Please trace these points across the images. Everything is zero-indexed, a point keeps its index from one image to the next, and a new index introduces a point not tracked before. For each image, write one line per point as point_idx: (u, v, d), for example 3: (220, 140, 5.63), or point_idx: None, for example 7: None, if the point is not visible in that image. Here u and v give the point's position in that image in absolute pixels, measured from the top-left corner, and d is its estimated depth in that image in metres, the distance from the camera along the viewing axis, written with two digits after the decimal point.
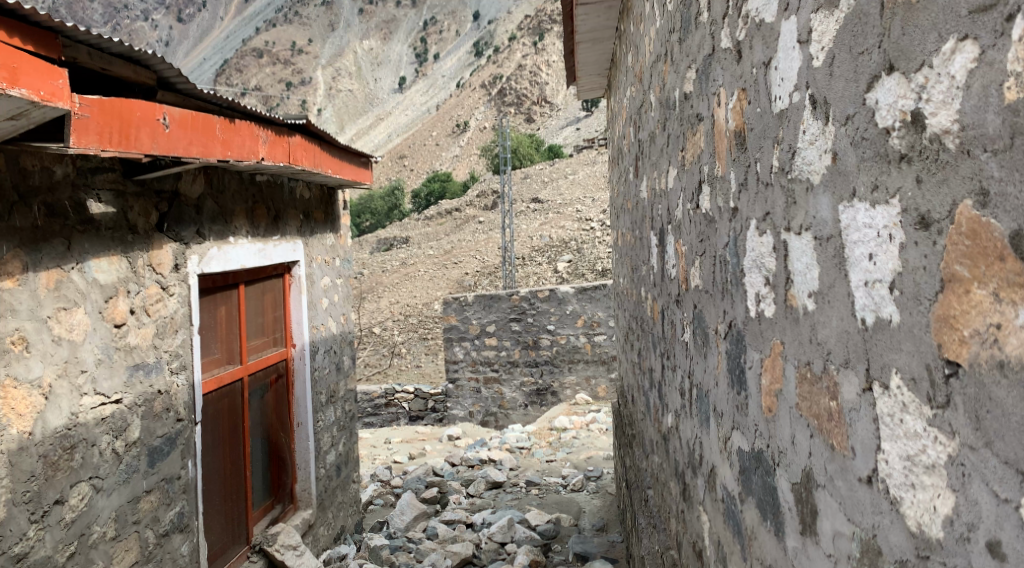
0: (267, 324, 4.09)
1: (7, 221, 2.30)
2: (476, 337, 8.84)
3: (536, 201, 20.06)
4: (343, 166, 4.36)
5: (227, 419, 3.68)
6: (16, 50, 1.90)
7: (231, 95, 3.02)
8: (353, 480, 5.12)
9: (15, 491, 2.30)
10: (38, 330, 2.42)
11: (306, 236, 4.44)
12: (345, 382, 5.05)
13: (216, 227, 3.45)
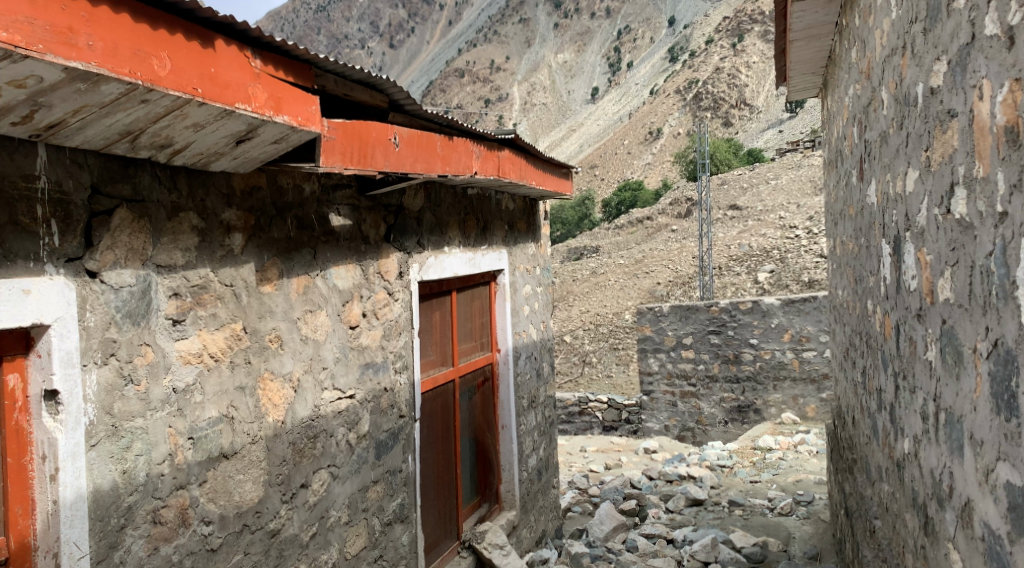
0: (475, 329, 4.27)
1: (266, 232, 2.57)
2: (671, 349, 8.67)
3: (734, 208, 19.37)
4: (546, 178, 4.46)
5: (441, 418, 3.88)
6: (280, 82, 2.11)
7: (450, 113, 3.18)
8: (553, 486, 5.19)
9: (272, 473, 2.55)
10: (289, 329, 2.67)
11: (510, 245, 4.58)
12: (545, 388, 5.15)
13: (433, 237, 3.65)
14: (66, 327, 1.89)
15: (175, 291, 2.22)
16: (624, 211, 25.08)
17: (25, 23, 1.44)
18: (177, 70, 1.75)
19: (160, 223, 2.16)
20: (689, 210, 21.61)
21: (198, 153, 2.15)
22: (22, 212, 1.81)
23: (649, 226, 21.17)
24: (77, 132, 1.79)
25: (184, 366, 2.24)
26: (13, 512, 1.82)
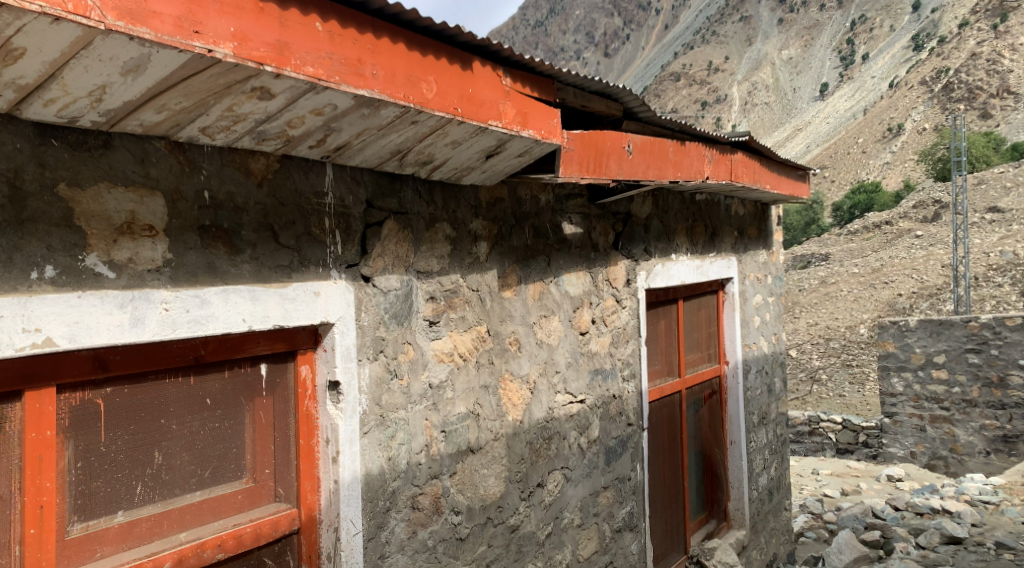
0: (702, 339, 4.19)
1: (507, 241, 2.71)
2: (919, 368, 7.99)
3: (995, 211, 17.28)
4: (782, 181, 4.25)
5: (667, 428, 3.84)
6: (527, 97, 2.20)
7: (683, 118, 3.15)
8: (785, 508, 4.93)
9: (511, 470, 2.68)
10: (527, 333, 2.79)
11: (740, 253, 4.44)
12: (777, 404, 4.91)
13: (661, 245, 3.63)
14: (346, 325, 2.10)
15: (431, 295, 2.40)
16: (861, 216, 23.29)
17: (326, 58, 1.57)
18: (441, 92, 1.88)
19: (419, 232, 2.35)
20: (939, 214, 19.62)
21: (453, 168, 2.31)
22: (314, 224, 2.02)
23: (893, 233, 19.48)
24: (357, 151, 2.00)
25: (437, 364, 2.41)
26: (303, 488, 2.06)
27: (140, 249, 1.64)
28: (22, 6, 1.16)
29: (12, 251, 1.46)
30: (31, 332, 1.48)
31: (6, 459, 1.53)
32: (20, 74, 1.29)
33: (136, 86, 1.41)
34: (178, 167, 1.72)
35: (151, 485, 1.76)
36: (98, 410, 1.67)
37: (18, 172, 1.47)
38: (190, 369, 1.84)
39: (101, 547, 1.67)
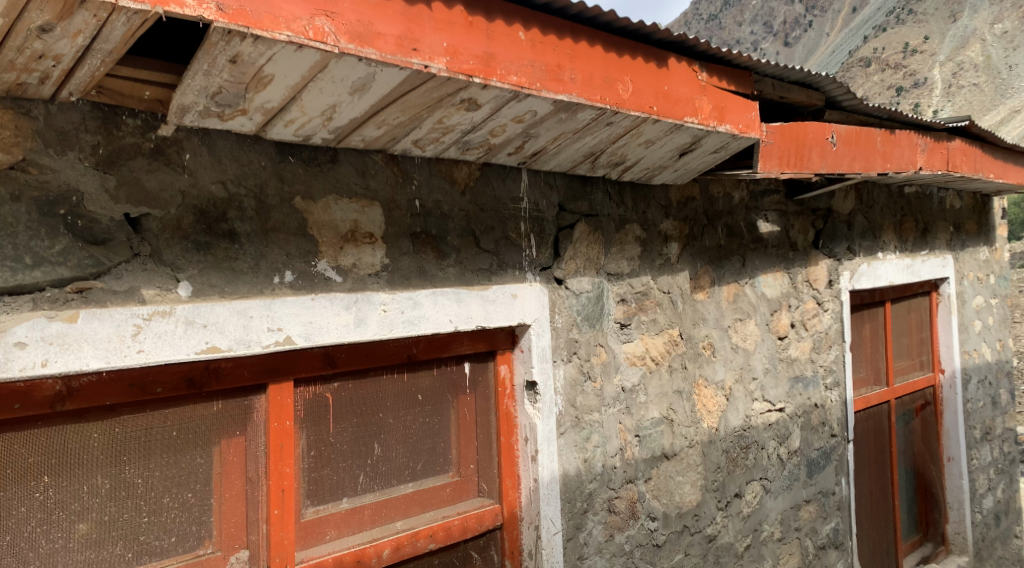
0: (912, 345, 3.87)
1: (700, 241, 2.66)
2: None
3: None
4: (1008, 169, 3.83)
5: (875, 441, 3.57)
6: (724, 91, 2.12)
7: (893, 105, 2.92)
8: (1015, 535, 4.43)
9: (708, 479, 2.60)
10: (721, 337, 2.71)
11: (958, 250, 4.05)
12: (1003, 419, 4.43)
13: (867, 242, 3.39)
14: (542, 327, 2.14)
15: (623, 297, 2.39)
16: None
17: (528, 65, 1.62)
18: (638, 92, 1.86)
19: (611, 234, 2.36)
20: None
21: (645, 168, 2.30)
22: (511, 228, 2.09)
23: None
24: (553, 155, 2.04)
25: (630, 367, 2.40)
26: (505, 484, 2.12)
27: (362, 255, 1.77)
28: (273, 36, 1.27)
29: (259, 258, 1.60)
30: (275, 331, 1.60)
31: (255, 444, 1.69)
32: (268, 98, 1.44)
33: (361, 104, 1.52)
34: (393, 178, 1.84)
35: (371, 475, 1.90)
36: (327, 403, 1.81)
37: (262, 188, 1.62)
38: (404, 367, 1.96)
39: (330, 530, 1.80)
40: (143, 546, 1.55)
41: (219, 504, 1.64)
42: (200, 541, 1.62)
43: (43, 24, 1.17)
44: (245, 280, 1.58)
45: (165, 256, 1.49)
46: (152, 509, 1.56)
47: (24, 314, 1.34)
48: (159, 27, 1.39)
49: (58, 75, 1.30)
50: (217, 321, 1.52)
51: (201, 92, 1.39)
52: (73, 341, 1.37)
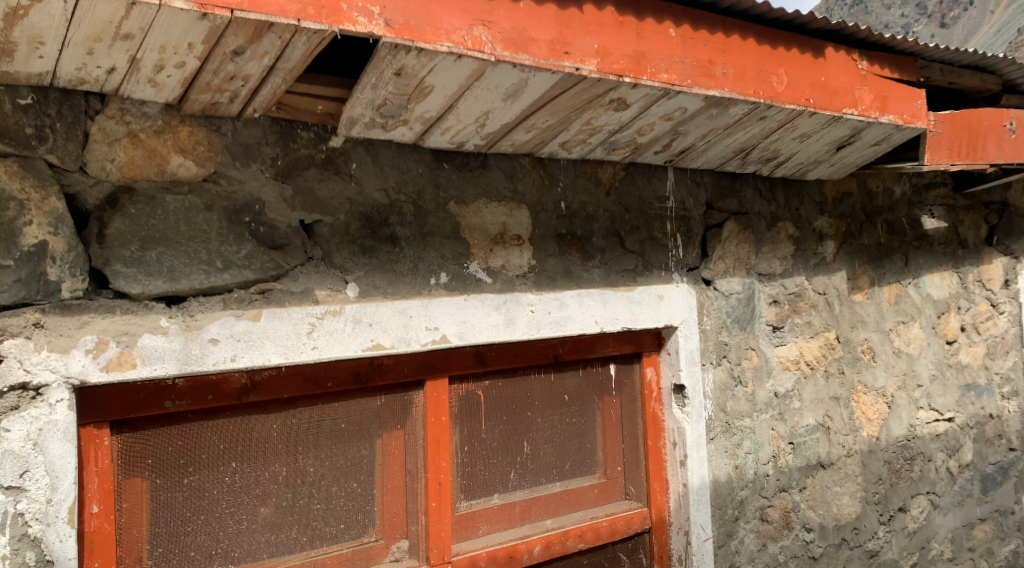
0: None
1: (857, 239, 2.53)
2: None
3: None
4: None
5: None
6: (887, 80, 2.00)
7: None
8: None
9: (868, 490, 2.46)
10: (883, 341, 2.56)
11: None
12: None
13: None
14: (689, 329, 2.11)
15: (775, 299, 2.31)
16: None
17: (679, 62, 1.60)
18: (793, 84, 1.79)
19: (761, 233, 2.29)
20: None
21: (798, 163, 2.22)
22: (657, 228, 2.07)
23: None
24: (702, 153, 2.00)
25: (783, 372, 2.31)
26: (653, 488, 2.09)
27: (510, 257, 1.81)
28: (435, 48, 1.32)
29: (417, 261, 1.68)
30: (432, 330, 1.67)
31: (413, 438, 1.77)
32: (427, 108, 1.50)
33: (513, 109, 1.56)
34: (539, 181, 1.87)
35: (521, 472, 1.95)
36: (479, 401, 1.87)
37: (420, 194, 1.70)
38: (551, 367, 1.99)
39: (482, 525, 1.85)
40: (315, 531, 1.65)
41: (381, 494, 1.73)
42: (364, 529, 1.71)
43: (237, 48, 1.24)
44: (405, 281, 1.66)
45: (334, 260, 1.58)
46: (323, 497, 1.66)
47: (215, 313, 1.43)
48: (335, 43, 1.46)
49: (245, 94, 1.39)
50: (381, 320, 1.60)
51: (368, 105, 1.47)
52: (257, 337, 1.46)
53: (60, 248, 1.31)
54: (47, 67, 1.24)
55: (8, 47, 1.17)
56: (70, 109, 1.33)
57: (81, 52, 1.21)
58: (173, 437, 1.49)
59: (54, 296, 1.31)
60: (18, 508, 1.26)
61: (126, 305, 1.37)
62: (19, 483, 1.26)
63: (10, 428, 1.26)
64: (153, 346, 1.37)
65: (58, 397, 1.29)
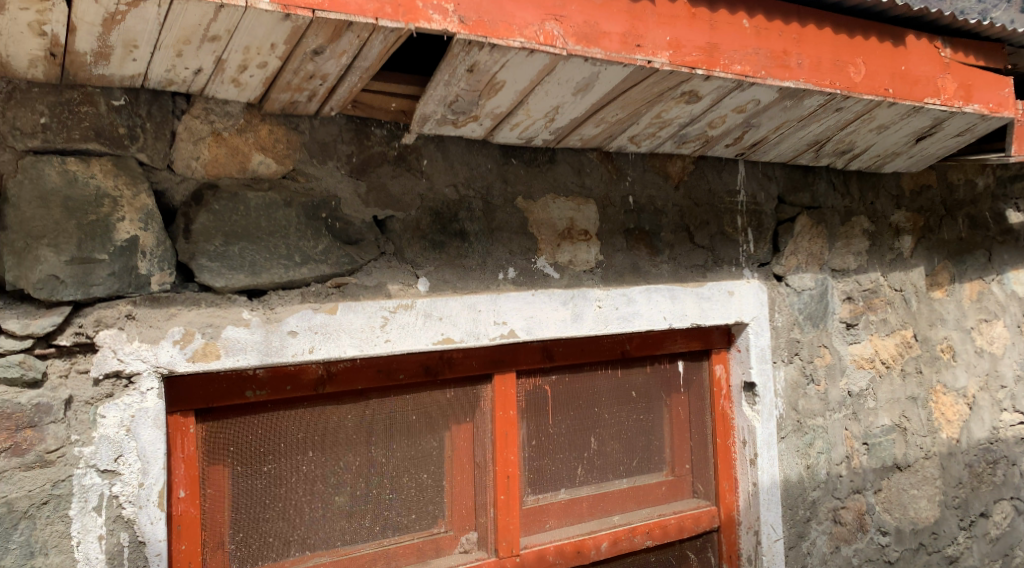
0: None
1: (936, 233, 2.44)
2: None
3: None
4: None
5: None
6: (972, 68, 1.92)
7: None
8: None
9: (948, 494, 2.37)
10: (964, 339, 2.46)
11: None
12: None
13: None
14: (760, 325, 2.07)
15: (849, 295, 2.25)
16: None
17: (753, 53, 1.57)
18: (871, 74, 1.74)
19: (835, 227, 2.23)
20: None
21: (875, 156, 2.15)
22: (727, 222, 2.04)
23: None
24: (774, 146, 1.96)
25: (858, 370, 2.25)
26: (721, 487, 2.06)
27: (578, 252, 1.81)
28: (508, 44, 1.32)
29: (486, 256, 1.70)
30: (500, 324, 1.69)
31: (482, 431, 1.79)
32: (497, 104, 1.52)
33: (583, 103, 1.56)
34: (607, 175, 1.87)
35: (588, 468, 1.95)
36: (546, 395, 1.88)
37: (488, 189, 1.71)
38: (618, 362, 1.98)
39: (549, 519, 1.86)
40: (387, 521, 1.68)
41: (450, 486, 1.76)
42: (434, 520, 1.74)
43: (317, 48, 1.27)
44: (474, 276, 1.67)
45: (406, 254, 1.61)
46: (395, 487, 1.69)
47: (294, 306, 1.47)
48: (410, 41, 1.48)
49: (323, 92, 1.42)
50: (451, 314, 1.62)
51: (440, 102, 1.48)
52: (333, 330, 1.50)
53: (150, 243, 1.36)
54: (138, 69, 1.28)
55: (104, 51, 1.22)
56: (159, 110, 1.38)
57: (171, 54, 1.25)
58: (253, 426, 1.54)
59: (144, 289, 1.36)
60: (113, 490, 1.32)
61: (210, 298, 1.42)
62: (114, 467, 1.32)
63: (105, 415, 1.32)
64: (236, 337, 1.42)
65: (148, 385, 1.35)
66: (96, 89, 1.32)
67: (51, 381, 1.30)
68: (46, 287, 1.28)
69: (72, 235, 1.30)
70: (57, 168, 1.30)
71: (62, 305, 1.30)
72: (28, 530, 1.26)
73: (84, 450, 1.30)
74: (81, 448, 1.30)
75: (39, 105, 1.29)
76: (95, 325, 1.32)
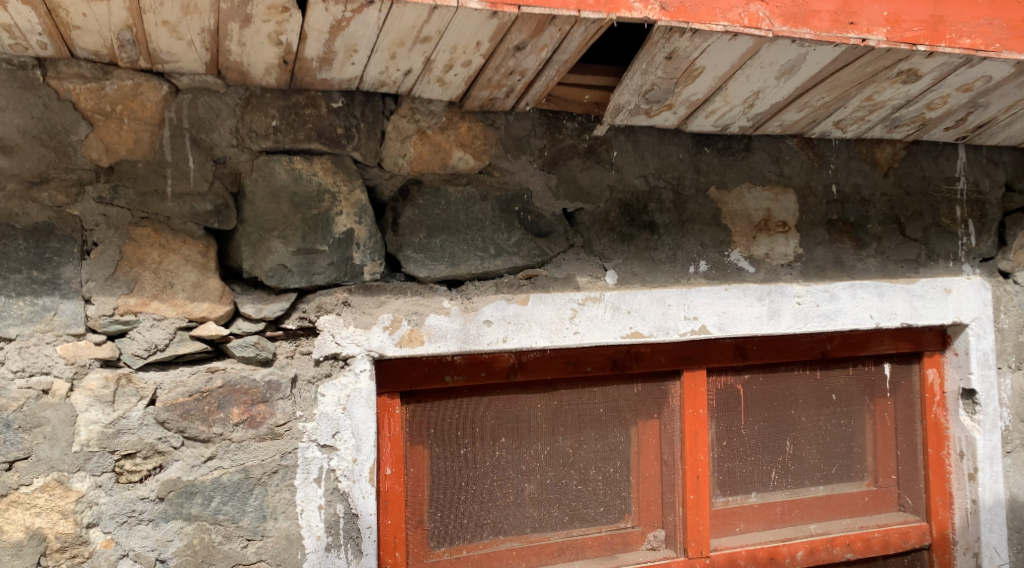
0: None
1: None
2: None
3: None
4: None
5: None
6: None
7: None
8: None
9: None
10: None
11: None
12: None
13: None
14: (982, 327, 1.87)
15: None
16: None
17: (986, 24, 1.41)
18: None
19: None
20: None
21: None
22: (944, 213, 1.87)
23: None
24: (1005, 127, 1.77)
25: None
26: (934, 502, 1.90)
27: (775, 245, 1.73)
28: (710, 28, 1.28)
29: (677, 249, 1.66)
30: (691, 319, 1.64)
31: (671, 428, 1.76)
32: (694, 91, 1.48)
33: (786, 86, 1.49)
34: (808, 163, 1.77)
35: (782, 472, 1.86)
36: (738, 394, 1.81)
37: (680, 179, 1.68)
38: (817, 363, 1.87)
39: (740, 523, 1.80)
40: (575, 512, 1.70)
41: (636, 482, 1.74)
42: (621, 515, 1.73)
43: (519, 43, 1.30)
44: (664, 269, 1.65)
45: (594, 247, 1.62)
46: (583, 479, 1.70)
47: (489, 296, 1.52)
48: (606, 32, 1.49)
49: (521, 87, 1.45)
50: (640, 308, 1.61)
51: (636, 91, 1.47)
52: (525, 321, 1.53)
53: (363, 235, 1.46)
54: (356, 72, 1.37)
55: (328, 56, 1.31)
56: (371, 111, 1.46)
57: (385, 57, 1.33)
58: (450, 411, 1.60)
59: (358, 278, 1.46)
60: (331, 464, 1.43)
61: (415, 287, 1.50)
62: (332, 443, 1.43)
63: (325, 393, 1.43)
64: (438, 325, 1.49)
65: (362, 367, 1.45)
66: (318, 93, 1.43)
67: (280, 361, 1.43)
68: (276, 275, 1.40)
69: (298, 228, 1.42)
70: (285, 166, 1.42)
71: (288, 292, 1.42)
72: (261, 495, 1.39)
73: (307, 426, 1.42)
74: (305, 423, 1.42)
75: (271, 109, 1.40)
76: (317, 310, 1.44)
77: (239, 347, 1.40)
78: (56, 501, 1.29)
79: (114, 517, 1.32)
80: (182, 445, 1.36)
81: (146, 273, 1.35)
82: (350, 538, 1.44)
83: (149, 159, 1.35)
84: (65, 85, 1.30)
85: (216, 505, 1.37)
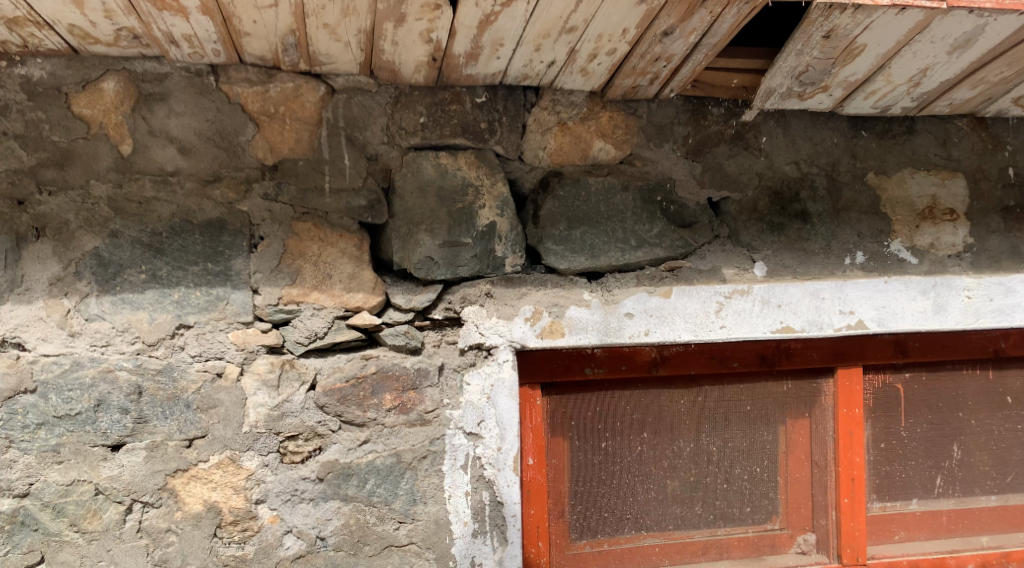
0: None
1: None
2: None
3: None
4: None
5: None
6: None
7: None
8: None
9: None
10: None
11: None
12: None
13: None
14: None
15: None
16: None
17: None
18: None
19: None
20: None
21: None
22: None
23: None
24: None
25: None
26: None
27: (941, 234, 1.61)
28: (875, 2, 1.21)
29: (831, 239, 1.58)
30: (847, 314, 1.56)
31: (823, 428, 1.68)
32: (854, 71, 1.39)
33: (960, 62, 1.38)
34: (980, 145, 1.63)
35: (948, 479, 1.73)
36: (899, 394, 1.70)
37: (835, 165, 1.59)
38: (989, 362, 1.73)
39: (900, 530, 1.69)
40: (720, 511, 1.65)
41: (785, 483, 1.67)
42: (769, 516, 1.67)
43: (667, 28, 1.28)
44: (817, 260, 1.57)
45: (741, 237, 1.56)
46: (728, 478, 1.65)
47: (630, 287, 1.50)
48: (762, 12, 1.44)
49: (666, 74, 1.42)
50: (791, 302, 1.54)
51: (789, 73, 1.41)
52: (668, 314, 1.50)
53: (505, 228, 1.48)
54: (501, 66, 1.39)
55: (475, 51, 1.34)
56: (513, 104, 1.48)
57: (530, 49, 1.33)
58: (591, 403, 1.60)
59: (500, 270, 1.48)
60: (477, 451, 1.46)
61: (556, 279, 1.50)
62: (477, 431, 1.47)
63: (470, 382, 1.47)
64: (579, 317, 1.48)
65: (505, 357, 1.47)
66: (463, 88, 1.45)
67: (428, 350, 1.47)
68: (424, 267, 1.45)
69: (444, 220, 1.46)
70: (432, 161, 1.46)
71: (435, 283, 1.47)
72: (412, 479, 1.44)
73: (454, 413, 1.46)
74: (451, 411, 1.46)
75: (419, 106, 1.45)
76: (462, 301, 1.47)
77: (390, 336, 1.45)
78: (229, 478, 1.39)
79: (279, 495, 1.41)
80: (339, 429, 1.43)
81: (307, 265, 1.42)
82: (496, 526, 1.47)
83: (308, 157, 1.43)
84: (235, 89, 1.39)
85: (371, 487, 1.43)
